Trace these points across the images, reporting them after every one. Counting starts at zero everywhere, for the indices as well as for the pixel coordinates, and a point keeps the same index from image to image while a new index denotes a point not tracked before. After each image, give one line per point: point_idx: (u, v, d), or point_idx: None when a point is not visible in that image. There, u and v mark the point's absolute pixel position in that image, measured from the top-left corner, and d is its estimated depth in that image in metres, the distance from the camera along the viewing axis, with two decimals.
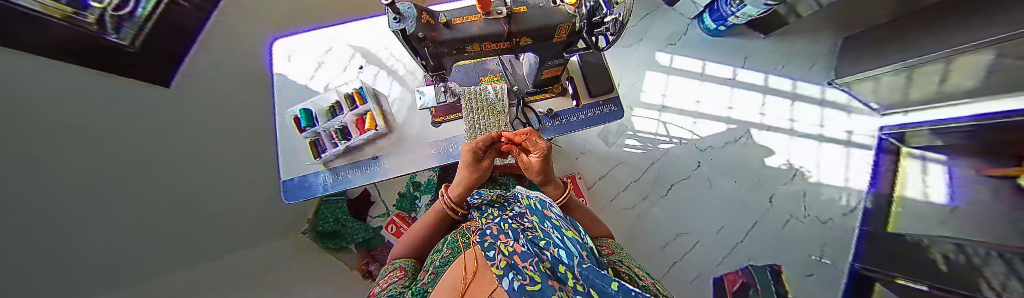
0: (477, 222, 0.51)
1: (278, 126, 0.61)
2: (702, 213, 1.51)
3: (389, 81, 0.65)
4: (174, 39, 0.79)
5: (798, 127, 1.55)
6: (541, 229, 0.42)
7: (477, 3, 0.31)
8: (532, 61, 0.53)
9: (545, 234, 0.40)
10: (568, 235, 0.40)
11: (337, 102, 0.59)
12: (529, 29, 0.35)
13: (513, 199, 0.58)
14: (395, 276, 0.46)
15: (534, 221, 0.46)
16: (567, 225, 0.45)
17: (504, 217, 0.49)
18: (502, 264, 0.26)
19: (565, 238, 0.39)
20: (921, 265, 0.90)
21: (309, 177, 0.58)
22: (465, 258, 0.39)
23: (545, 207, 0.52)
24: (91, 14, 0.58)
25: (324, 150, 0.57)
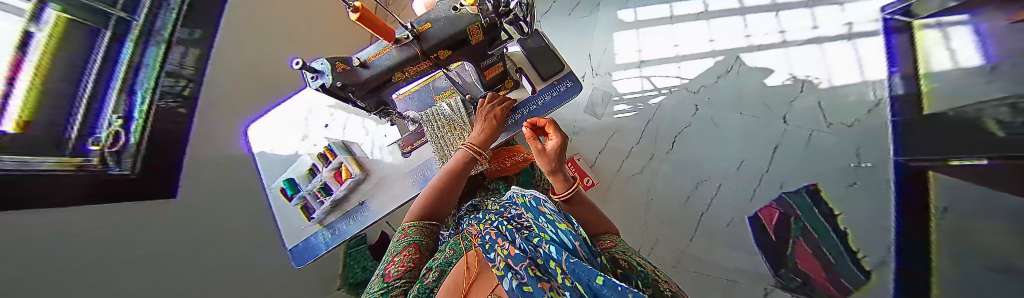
0: (476, 227, 0.52)
1: (270, 200, 0.64)
2: (716, 155, 1.44)
3: (356, 129, 0.67)
4: (158, 151, 0.86)
5: (791, 37, 1.45)
6: (535, 227, 0.42)
7: (381, 38, 0.32)
8: (472, 68, 0.53)
9: (540, 230, 0.40)
10: (562, 228, 0.40)
11: (313, 164, 0.62)
12: (441, 42, 0.36)
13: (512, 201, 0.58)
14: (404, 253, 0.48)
15: (530, 219, 0.46)
16: (560, 218, 0.45)
17: (501, 219, 0.49)
18: (501, 267, 0.31)
19: (559, 232, 0.38)
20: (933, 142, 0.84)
21: (308, 239, 0.61)
22: (467, 263, 0.40)
23: (539, 203, 0.51)
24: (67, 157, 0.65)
25: (313, 210, 0.60)
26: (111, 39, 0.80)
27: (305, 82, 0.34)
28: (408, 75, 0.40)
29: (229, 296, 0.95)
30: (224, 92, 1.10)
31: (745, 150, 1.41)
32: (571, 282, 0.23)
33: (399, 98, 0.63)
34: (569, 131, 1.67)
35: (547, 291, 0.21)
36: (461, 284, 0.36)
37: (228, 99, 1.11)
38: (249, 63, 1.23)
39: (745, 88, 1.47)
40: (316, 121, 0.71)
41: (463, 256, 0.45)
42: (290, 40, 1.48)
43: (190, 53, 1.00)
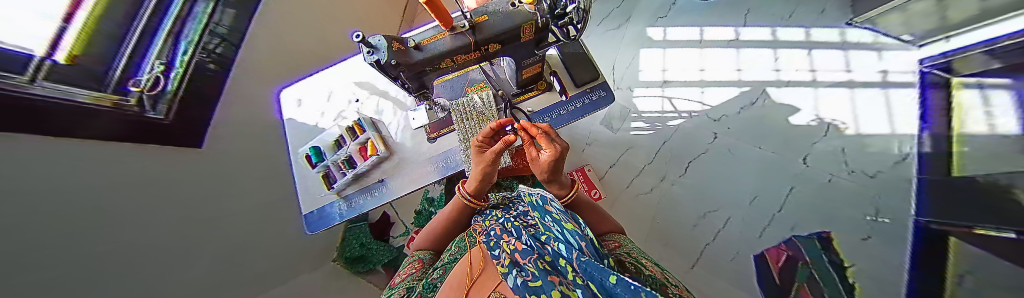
0: (482, 223, 0.52)
1: (294, 165, 0.66)
2: (729, 186, 1.41)
3: (384, 108, 0.68)
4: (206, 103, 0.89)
5: (822, 77, 1.41)
6: (541, 225, 0.42)
7: (439, 22, 0.33)
8: (511, 64, 0.54)
9: (546, 228, 0.40)
10: (568, 227, 0.39)
11: (340, 136, 0.63)
12: (493, 32, 0.36)
13: (518, 199, 0.58)
14: (413, 267, 0.53)
15: (535, 217, 0.46)
16: (566, 217, 0.44)
17: (507, 217, 0.49)
18: (506, 262, 0.32)
19: (565, 231, 0.38)
20: (984, 208, 0.77)
21: (325, 208, 0.63)
22: (472, 260, 0.40)
23: (546, 202, 0.50)
24: (133, 97, 0.67)
25: (335, 181, 0.61)
26: None
27: (359, 55, 0.35)
28: (455, 63, 0.41)
29: (243, 251, 0.98)
30: (260, 58, 1.12)
31: (761, 185, 1.37)
32: (582, 280, 0.25)
33: (438, 82, 0.64)
34: (582, 141, 1.65)
35: (557, 285, 0.23)
36: (465, 279, 0.37)
37: (264, 65, 1.14)
38: (287, 34, 1.25)
39: (768, 123, 1.44)
40: (347, 95, 0.72)
41: (468, 251, 0.46)
42: (325, 12, 1.46)
43: (229, 13, 0.95)
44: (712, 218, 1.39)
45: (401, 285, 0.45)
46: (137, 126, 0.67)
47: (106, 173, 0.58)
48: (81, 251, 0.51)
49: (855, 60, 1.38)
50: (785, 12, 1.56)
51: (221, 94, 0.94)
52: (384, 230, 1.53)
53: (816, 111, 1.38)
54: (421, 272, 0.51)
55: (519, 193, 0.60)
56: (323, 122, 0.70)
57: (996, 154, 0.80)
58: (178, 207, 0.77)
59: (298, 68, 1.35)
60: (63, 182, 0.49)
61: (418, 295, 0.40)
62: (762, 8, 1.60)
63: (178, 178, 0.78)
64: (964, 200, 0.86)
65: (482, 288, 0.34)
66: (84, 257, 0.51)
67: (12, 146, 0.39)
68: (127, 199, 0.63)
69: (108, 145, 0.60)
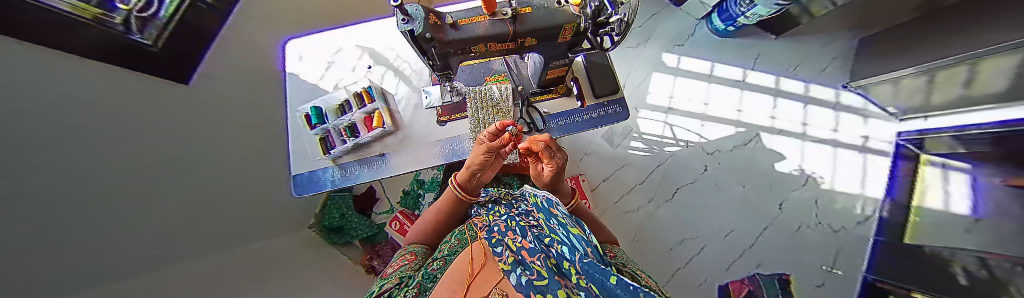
0: (483, 218, 0.52)
1: (290, 123, 0.62)
2: (711, 218, 1.47)
3: (396, 80, 0.66)
4: (201, 40, 0.82)
5: (811, 131, 1.50)
6: (546, 227, 0.42)
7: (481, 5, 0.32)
8: (537, 62, 0.53)
9: (551, 230, 0.41)
10: (573, 232, 0.40)
11: (345, 101, 0.60)
12: (534, 26, 0.36)
13: (521, 197, 0.58)
14: (406, 259, 0.52)
15: (539, 218, 0.46)
16: (572, 222, 0.45)
17: (511, 214, 0.50)
18: (510, 260, 0.32)
19: (571, 235, 0.39)
20: (924, 273, 0.86)
21: (318, 173, 0.60)
22: (473, 255, 0.41)
23: (551, 204, 0.51)
24: (118, 15, 0.58)
25: (333, 147, 0.58)
26: None
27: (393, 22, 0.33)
28: (486, 49, 0.40)
29: (220, 204, 0.93)
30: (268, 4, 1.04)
31: (737, 221, 1.44)
32: (586, 283, 0.24)
33: (462, 65, 0.63)
34: (581, 151, 1.66)
35: (562, 284, 0.23)
36: (467, 272, 0.38)
37: (271, 11, 1.06)
38: None
39: (755, 166, 1.51)
40: (356, 60, 0.68)
41: (468, 245, 0.46)
42: None
43: None
44: (689, 244, 1.45)
45: (395, 275, 0.46)
46: (127, 48, 0.61)
47: (99, 96, 0.54)
48: (72, 171, 0.48)
49: (843, 122, 1.48)
50: (792, 63, 1.62)
51: (219, 32, 0.87)
52: (367, 205, 1.50)
53: (800, 162, 1.47)
54: (415, 264, 0.51)
55: (522, 192, 0.61)
56: (327, 85, 0.67)
57: (950, 231, 0.88)
58: (167, 144, 0.72)
59: (309, 21, 1.25)
60: (56, 97, 0.45)
61: (417, 284, 0.40)
62: (773, 55, 1.64)
63: (171, 112, 0.73)
64: (908, 263, 0.96)
65: (484, 282, 0.35)
66: (73, 179, 0.48)
67: (19, 51, 0.36)
68: (116, 127, 0.58)
69: (106, 69, 0.56)
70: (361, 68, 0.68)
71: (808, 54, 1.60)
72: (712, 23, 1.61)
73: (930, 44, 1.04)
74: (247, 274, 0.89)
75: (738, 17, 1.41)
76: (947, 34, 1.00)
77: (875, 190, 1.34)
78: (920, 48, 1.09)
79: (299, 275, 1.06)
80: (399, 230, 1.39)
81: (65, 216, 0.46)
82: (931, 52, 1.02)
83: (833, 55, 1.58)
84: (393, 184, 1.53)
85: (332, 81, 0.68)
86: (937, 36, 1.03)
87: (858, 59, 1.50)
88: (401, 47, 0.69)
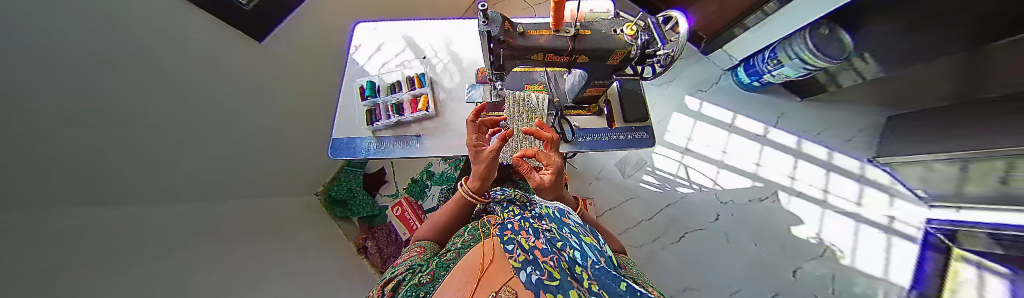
0: (499, 216, 0.54)
1: (344, 92, 0.68)
2: (717, 272, 1.41)
3: (445, 73, 0.72)
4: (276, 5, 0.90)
5: (832, 200, 1.46)
6: (559, 233, 0.43)
7: (550, 21, 0.37)
8: (578, 79, 0.57)
9: (564, 237, 0.41)
10: (585, 241, 0.41)
11: (398, 82, 0.68)
12: (590, 44, 0.41)
13: (535, 202, 0.59)
14: (416, 251, 0.55)
15: (552, 225, 0.47)
16: (585, 232, 0.46)
17: (524, 216, 0.51)
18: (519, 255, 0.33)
19: (583, 243, 0.40)
20: None
21: (355, 141, 0.64)
22: (483, 250, 0.40)
23: (564, 214, 0.52)
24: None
25: (378, 120, 0.63)
26: None
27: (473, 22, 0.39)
28: (542, 59, 0.45)
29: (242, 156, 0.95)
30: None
31: (745, 281, 1.37)
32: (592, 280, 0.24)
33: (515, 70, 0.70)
34: (592, 173, 1.66)
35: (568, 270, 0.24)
36: (477, 266, 0.36)
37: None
38: None
39: (769, 226, 1.45)
40: (413, 49, 0.76)
41: (479, 241, 0.47)
42: None
43: None
44: (690, 294, 1.38)
45: (407, 263, 0.48)
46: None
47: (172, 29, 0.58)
48: (103, 89, 0.47)
49: (867, 197, 1.44)
50: (817, 128, 1.62)
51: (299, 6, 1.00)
52: (375, 184, 1.49)
53: (818, 230, 1.41)
54: (425, 255, 0.53)
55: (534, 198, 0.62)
56: (383, 66, 0.74)
57: None
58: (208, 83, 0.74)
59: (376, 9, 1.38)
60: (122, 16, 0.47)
61: (431, 271, 0.42)
62: (799, 116, 1.65)
63: (227, 60, 0.78)
64: None
65: (494, 275, 0.33)
66: (104, 98, 0.48)
67: None
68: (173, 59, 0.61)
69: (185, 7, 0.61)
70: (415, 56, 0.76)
71: (835, 122, 1.60)
72: (737, 75, 1.65)
73: (969, 133, 1.02)
74: (246, 231, 0.88)
75: (764, 74, 1.45)
76: (975, 124, 0.99)
77: (900, 277, 1.26)
78: (960, 137, 1.06)
79: (293, 244, 1.04)
80: (399, 215, 1.34)
81: (83, 128, 0.46)
82: (973, 142, 0.99)
83: (861, 127, 1.57)
84: (404, 170, 1.54)
85: (387, 63, 0.75)
86: (973, 127, 1.02)
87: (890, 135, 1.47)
88: (454, 45, 0.76)
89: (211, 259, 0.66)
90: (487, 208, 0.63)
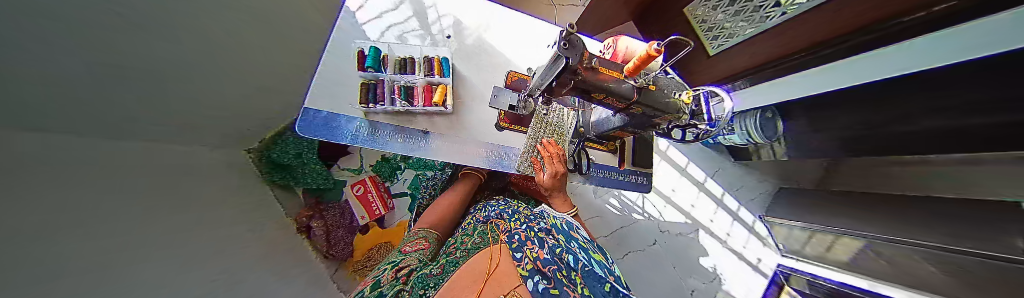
0: (505, 223, 0.55)
1: (332, 51, 0.52)
2: (643, 287, 1.68)
3: (473, 62, 0.60)
4: None
5: (729, 242, 1.90)
6: (567, 245, 0.45)
7: (626, 65, 0.36)
8: (608, 117, 0.57)
9: (573, 250, 0.44)
10: (595, 257, 0.46)
11: (412, 60, 0.55)
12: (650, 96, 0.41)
13: (541, 213, 0.60)
14: (421, 243, 0.59)
15: (561, 237, 0.49)
16: (592, 248, 0.51)
17: (529, 224, 0.51)
18: (528, 268, 0.38)
19: (594, 260, 0.44)
20: None
21: (339, 119, 0.49)
22: (480, 259, 0.43)
23: (572, 228, 0.55)
24: None
25: (379, 102, 0.50)
26: None
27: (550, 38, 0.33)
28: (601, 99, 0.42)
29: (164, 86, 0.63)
30: None
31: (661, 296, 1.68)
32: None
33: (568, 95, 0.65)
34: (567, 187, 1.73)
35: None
36: (481, 270, 0.40)
37: None
38: None
39: (686, 254, 1.81)
40: (438, 21, 0.62)
41: (485, 246, 0.49)
42: None
43: None
44: None
45: (416, 255, 0.54)
46: None
47: None
48: None
49: (750, 243, 1.92)
50: (737, 184, 2.05)
51: None
52: (333, 153, 1.20)
53: (716, 263, 1.82)
54: (429, 251, 0.58)
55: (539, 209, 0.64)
56: (394, 30, 0.58)
57: None
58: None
59: None
60: None
61: (441, 266, 0.47)
62: (730, 173, 2.06)
63: None
64: None
65: (498, 281, 0.38)
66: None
67: None
68: None
69: None
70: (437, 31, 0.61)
71: (749, 183, 2.06)
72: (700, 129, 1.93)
73: None
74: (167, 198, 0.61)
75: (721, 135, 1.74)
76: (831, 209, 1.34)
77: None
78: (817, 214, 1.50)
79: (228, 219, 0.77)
80: (358, 195, 1.17)
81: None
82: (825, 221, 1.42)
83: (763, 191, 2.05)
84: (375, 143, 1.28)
85: (400, 27, 0.58)
86: None
87: (775, 200, 1.98)
88: (487, 31, 0.64)
89: (127, 241, 0.43)
90: (486, 214, 0.64)
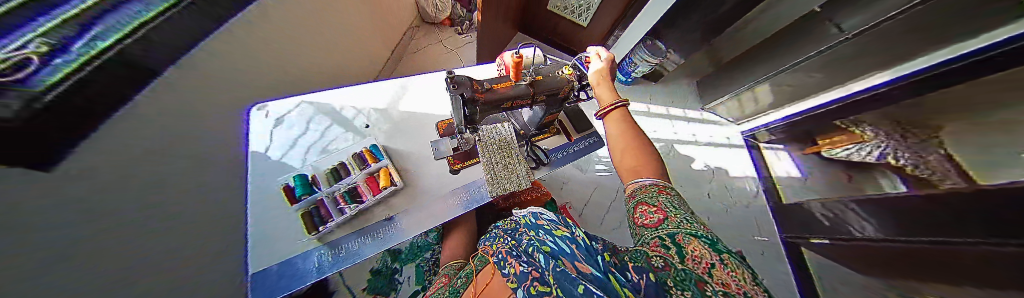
0: (490, 249, 0.35)
1: (261, 202, 0.62)
2: None
3: (403, 125, 0.78)
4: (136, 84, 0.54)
5: None
6: (544, 240, 0.28)
7: (511, 74, 0.49)
8: (533, 113, 0.70)
9: (545, 242, 0.27)
10: (558, 233, 0.30)
11: (341, 163, 0.67)
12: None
13: (519, 220, 0.40)
14: (442, 280, 0.53)
15: (530, 235, 0.31)
16: (553, 226, 0.33)
17: (511, 239, 0.33)
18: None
19: (562, 241, 0.27)
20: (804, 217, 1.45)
21: (297, 262, 0.57)
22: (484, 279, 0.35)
23: (537, 216, 0.38)
24: None
25: (324, 221, 0.59)
26: None
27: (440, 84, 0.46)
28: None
29: None
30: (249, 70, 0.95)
31: None
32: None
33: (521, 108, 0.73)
34: (558, 180, 1.77)
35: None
36: None
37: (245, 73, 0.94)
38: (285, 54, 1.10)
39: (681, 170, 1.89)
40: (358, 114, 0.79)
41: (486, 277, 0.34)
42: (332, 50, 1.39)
43: None
44: None
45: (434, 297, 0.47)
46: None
47: None
48: None
49: None
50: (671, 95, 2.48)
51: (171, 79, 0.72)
52: None
53: None
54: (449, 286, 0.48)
55: (506, 221, 0.45)
56: (319, 147, 0.72)
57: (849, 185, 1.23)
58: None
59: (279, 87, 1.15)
60: None
61: None
62: None
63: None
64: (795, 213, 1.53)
65: None
66: None
67: None
68: None
69: None
70: (357, 127, 0.76)
71: None
72: None
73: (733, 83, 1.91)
74: None
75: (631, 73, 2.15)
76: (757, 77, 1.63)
77: None
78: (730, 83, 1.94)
79: None
80: None
81: None
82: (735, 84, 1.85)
83: None
84: (354, 268, 1.20)
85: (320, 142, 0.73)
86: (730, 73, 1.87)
87: None
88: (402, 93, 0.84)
89: None
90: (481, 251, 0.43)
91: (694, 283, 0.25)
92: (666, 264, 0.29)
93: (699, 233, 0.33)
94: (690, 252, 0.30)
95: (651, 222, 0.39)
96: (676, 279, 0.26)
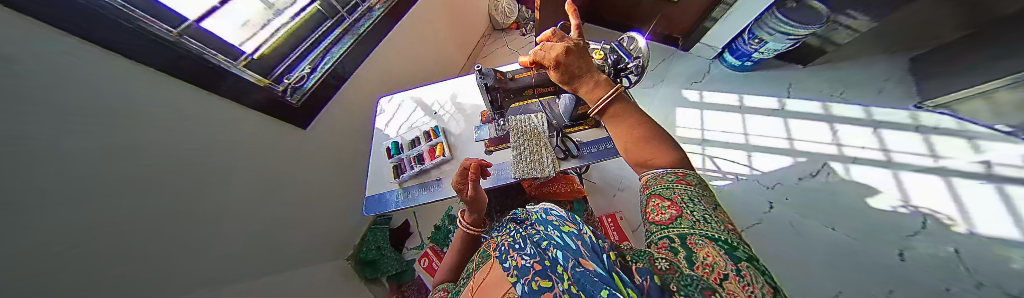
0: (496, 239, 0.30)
1: (374, 155, 0.95)
2: (804, 267, 1.23)
3: (456, 111, 0.97)
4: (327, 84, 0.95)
5: (898, 158, 1.34)
6: (552, 236, 0.21)
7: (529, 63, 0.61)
8: (568, 102, 0.75)
9: (556, 236, 0.20)
10: (567, 229, 0.22)
11: (417, 137, 0.93)
12: (166, 71, 0.61)
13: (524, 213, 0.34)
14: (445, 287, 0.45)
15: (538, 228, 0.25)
16: (563, 219, 0.26)
17: (518, 228, 0.27)
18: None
19: (576, 238, 0.20)
20: None
21: (385, 196, 0.86)
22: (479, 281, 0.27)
23: (548, 210, 0.30)
24: (282, 86, 0.95)
25: (404, 172, 0.86)
26: (333, 23, 1.12)
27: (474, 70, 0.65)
28: (292, 75, 0.99)
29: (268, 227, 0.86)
30: (383, 70, 1.45)
31: (833, 278, 1.18)
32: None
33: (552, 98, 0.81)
34: (614, 185, 1.58)
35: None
36: None
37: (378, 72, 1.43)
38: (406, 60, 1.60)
39: (839, 200, 1.33)
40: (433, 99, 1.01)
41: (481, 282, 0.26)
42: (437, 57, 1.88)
43: (360, 34, 1.21)
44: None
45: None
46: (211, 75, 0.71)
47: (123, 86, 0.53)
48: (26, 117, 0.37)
49: (940, 144, 1.31)
50: (835, 89, 1.63)
51: (349, 80, 1.23)
52: (401, 238, 1.59)
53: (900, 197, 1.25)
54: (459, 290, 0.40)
55: (517, 214, 0.37)
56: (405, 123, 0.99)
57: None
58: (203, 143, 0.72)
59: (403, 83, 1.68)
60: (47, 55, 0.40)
61: None
62: (806, 82, 1.68)
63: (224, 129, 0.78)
64: None
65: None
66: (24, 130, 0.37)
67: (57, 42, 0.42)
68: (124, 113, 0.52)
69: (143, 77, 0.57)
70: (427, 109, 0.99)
71: (851, 81, 1.62)
72: (725, 60, 1.76)
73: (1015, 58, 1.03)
74: None
75: (752, 53, 1.57)
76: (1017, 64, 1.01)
77: None
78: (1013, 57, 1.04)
79: None
80: (426, 266, 1.44)
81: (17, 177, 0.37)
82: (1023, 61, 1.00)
83: (881, 78, 1.58)
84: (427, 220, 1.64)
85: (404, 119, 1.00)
86: None
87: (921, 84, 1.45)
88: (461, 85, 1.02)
89: None
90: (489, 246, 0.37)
91: (699, 291, 0.18)
92: (673, 268, 0.23)
93: (719, 237, 0.27)
94: (713, 256, 0.23)
95: (663, 219, 0.34)
96: (679, 283, 0.19)
